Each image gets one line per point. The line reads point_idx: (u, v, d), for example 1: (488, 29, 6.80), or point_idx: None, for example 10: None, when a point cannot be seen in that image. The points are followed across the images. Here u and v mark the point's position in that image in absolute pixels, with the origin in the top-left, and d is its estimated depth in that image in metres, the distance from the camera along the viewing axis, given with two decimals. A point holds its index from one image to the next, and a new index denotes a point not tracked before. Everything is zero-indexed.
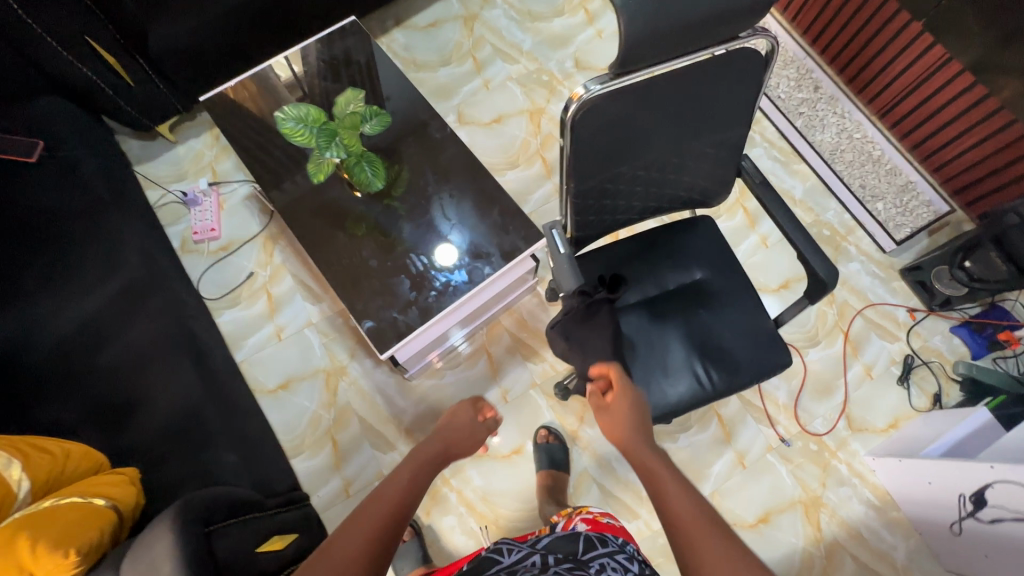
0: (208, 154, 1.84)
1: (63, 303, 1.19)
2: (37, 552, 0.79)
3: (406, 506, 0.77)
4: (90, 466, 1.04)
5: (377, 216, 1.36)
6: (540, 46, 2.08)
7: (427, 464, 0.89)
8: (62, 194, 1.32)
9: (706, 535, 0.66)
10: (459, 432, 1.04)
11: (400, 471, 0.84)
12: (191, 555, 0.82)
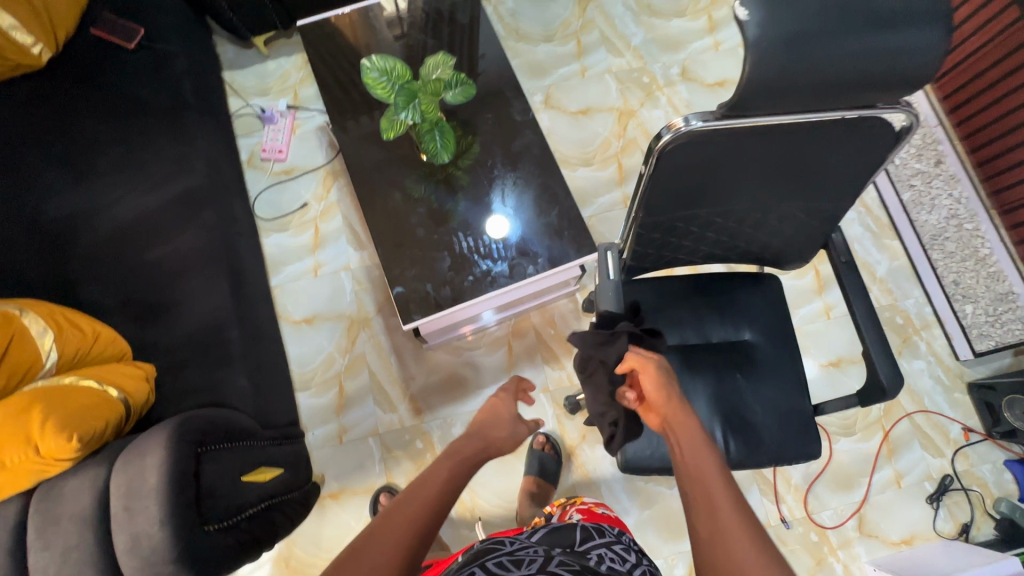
0: (294, 75, 1.85)
1: (128, 194, 1.27)
2: (45, 428, 0.83)
3: (432, 520, 0.70)
4: (115, 355, 1.09)
5: (437, 184, 1.32)
6: (650, 45, 1.95)
7: (459, 469, 0.80)
8: (150, 87, 1.37)
9: (726, 511, 0.70)
10: (497, 425, 0.95)
11: (431, 479, 0.76)
12: (177, 476, 0.83)
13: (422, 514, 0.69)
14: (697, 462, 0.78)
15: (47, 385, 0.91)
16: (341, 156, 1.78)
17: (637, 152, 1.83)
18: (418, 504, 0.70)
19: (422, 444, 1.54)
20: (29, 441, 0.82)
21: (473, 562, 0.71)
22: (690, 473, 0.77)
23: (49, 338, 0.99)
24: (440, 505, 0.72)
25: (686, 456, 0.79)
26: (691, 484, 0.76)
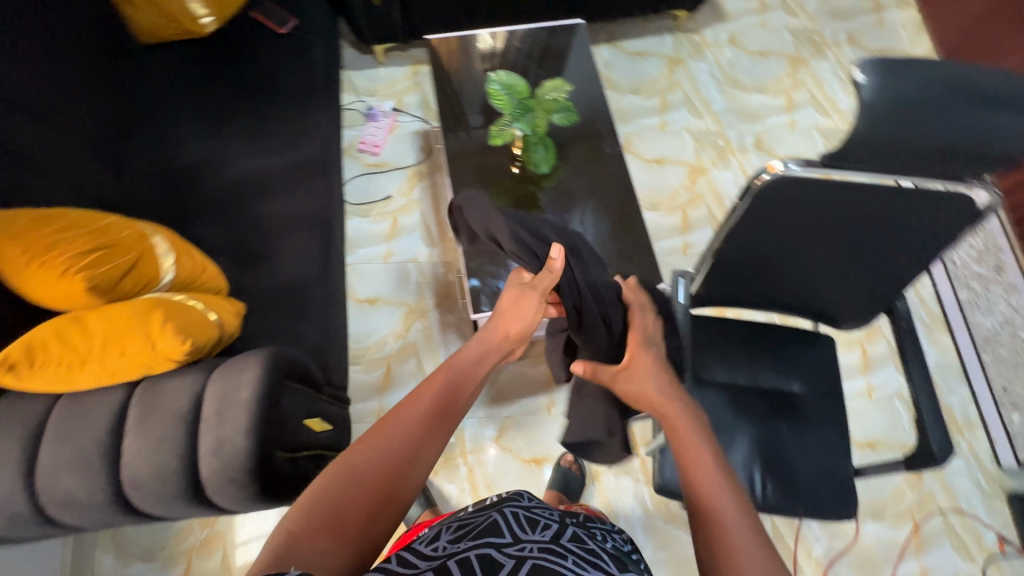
0: (402, 83, 2.04)
1: (253, 153, 1.43)
2: (164, 329, 0.92)
3: (382, 485, 0.68)
4: (217, 284, 1.19)
5: (523, 195, 1.44)
6: (729, 112, 2.08)
7: (432, 409, 0.77)
8: (291, 69, 1.55)
9: (738, 540, 0.63)
10: (490, 351, 0.92)
11: (392, 425, 0.74)
12: (267, 396, 0.92)
13: (374, 469, 0.69)
14: (703, 478, 0.70)
15: (163, 297, 1.01)
16: (430, 160, 1.93)
17: (703, 206, 1.93)
18: (371, 457, 0.70)
19: (453, 438, 1.59)
20: (148, 339, 0.91)
21: (485, 513, 0.76)
22: (695, 488, 0.70)
23: (170, 259, 1.11)
24: (399, 457, 0.71)
25: (691, 468, 0.72)
26: (695, 504, 0.68)
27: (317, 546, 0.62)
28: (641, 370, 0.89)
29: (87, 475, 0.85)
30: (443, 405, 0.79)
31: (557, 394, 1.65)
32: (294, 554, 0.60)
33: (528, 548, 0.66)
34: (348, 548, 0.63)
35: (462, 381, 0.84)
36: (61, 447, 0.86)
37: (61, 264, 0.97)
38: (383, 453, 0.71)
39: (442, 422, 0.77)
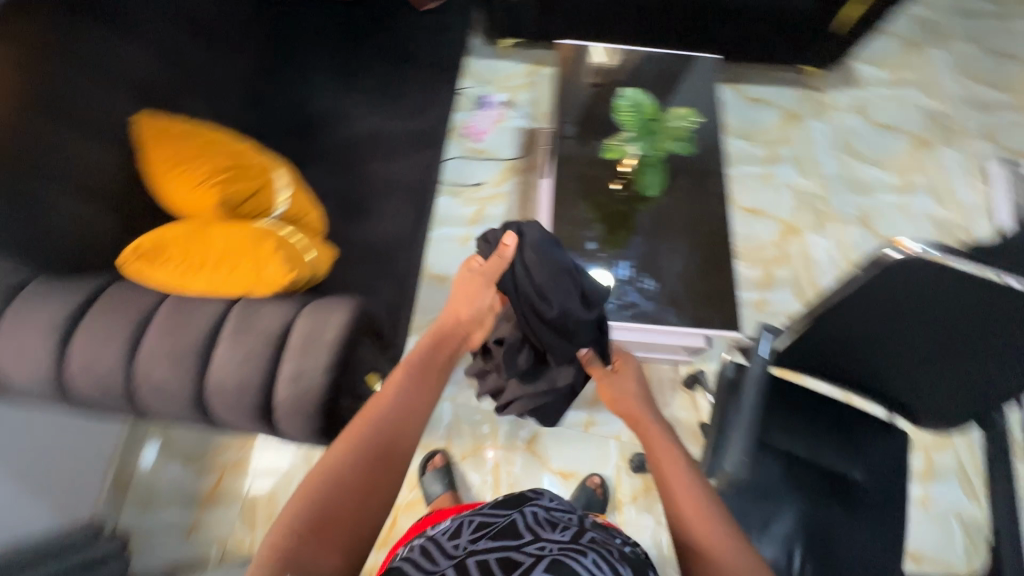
0: (518, 79, 2.08)
1: (375, 114, 1.50)
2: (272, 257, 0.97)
3: (365, 482, 0.70)
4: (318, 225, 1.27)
5: (619, 213, 1.44)
6: (838, 180, 2.00)
7: (391, 411, 0.77)
8: (428, 44, 1.62)
9: (704, 527, 0.72)
10: (439, 351, 0.91)
11: (358, 430, 0.74)
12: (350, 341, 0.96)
13: (348, 476, 0.69)
14: (678, 486, 0.78)
15: (273, 228, 1.07)
16: (528, 158, 1.96)
17: (790, 268, 1.85)
18: (343, 462, 0.70)
19: (488, 429, 1.61)
20: (264, 260, 1.00)
21: (509, 513, 0.89)
22: (672, 498, 0.77)
23: (285, 195, 1.17)
24: (370, 461, 0.72)
25: (667, 478, 0.79)
26: (670, 513, 0.76)
27: (307, 552, 0.63)
28: (628, 399, 0.99)
29: (180, 372, 0.92)
30: (407, 399, 0.80)
31: (597, 415, 1.63)
32: (282, 561, 0.62)
33: (546, 549, 0.78)
34: (339, 551, 0.65)
35: (414, 378, 0.84)
36: (162, 341, 0.93)
37: (200, 176, 1.05)
38: (354, 458, 0.71)
39: (405, 425, 0.77)
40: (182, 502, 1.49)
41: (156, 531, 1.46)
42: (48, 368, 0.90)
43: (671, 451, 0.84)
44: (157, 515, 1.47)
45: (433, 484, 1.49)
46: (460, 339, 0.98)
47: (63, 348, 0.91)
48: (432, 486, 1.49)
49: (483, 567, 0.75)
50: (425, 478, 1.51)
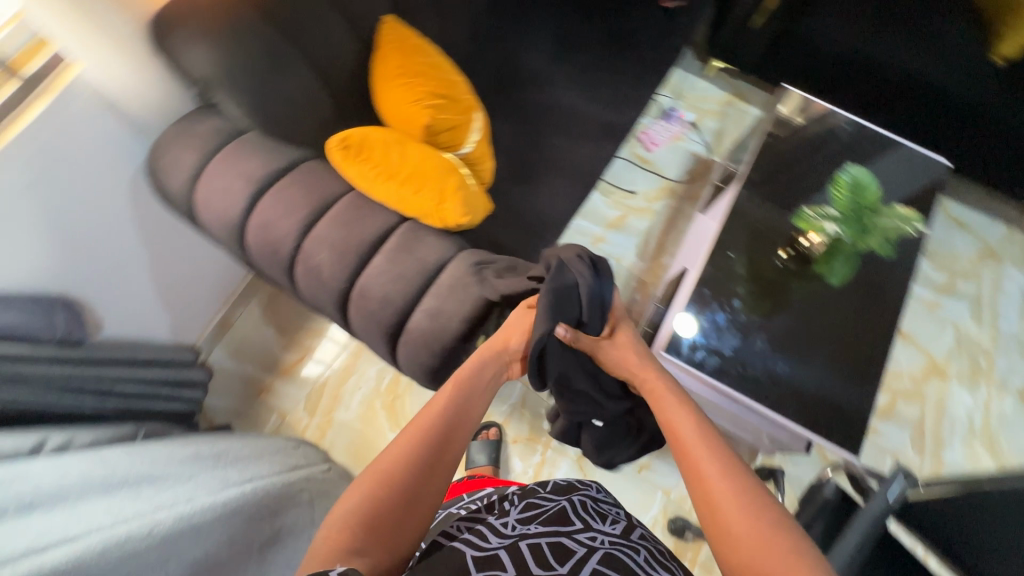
0: (710, 105, 1.98)
1: (576, 89, 1.47)
2: None
3: (414, 486, 0.67)
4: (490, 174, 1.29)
5: (776, 280, 1.34)
6: (1012, 340, 1.77)
7: (439, 416, 0.76)
8: (652, 40, 1.57)
9: (726, 497, 0.66)
10: (491, 361, 0.88)
11: (408, 431, 0.73)
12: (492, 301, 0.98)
13: (396, 471, 0.68)
14: (711, 475, 0.69)
15: (455, 165, 1.07)
16: (690, 186, 1.86)
17: (920, 408, 1.65)
18: (393, 459, 0.69)
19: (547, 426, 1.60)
20: (448, 193, 1.02)
21: (556, 497, 0.80)
22: (704, 489, 0.69)
23: (474, 137, 1.16)
24: (417, 457, 0.70)
25: (698, 470, 0.71)
26: (703, 508, 0.68)
27: (359, 543, 0.61)
28: (654, 387, 0.88)
29: (338, 264, 0.96)
30: (457, 413, 0.78)
31: (656, 462, 1.58)
32: (333, 547, 0.60)
33: (597, 539, 0.71)
34: (384, 549, 0.62)
35: (464, 387, 0.82)
36: (334, 230, 0.97)
37: (420, 93, 1.07)
38: (403, 455, 0.70)
39: (454, 433, 0.75)
40: (264, 365, 1.60)
41: (235, 379, 1.57)
42: (235, 213, 0.97)
43: (698, 439, 0.75)
44: (240, 366, 1.58)
45: (478, 452, 1.51)
46: (502, 367, 0.91)
47: (254, 201, 0.98)
48: (477, 454, 1.51)
49: (539, 554, 0.66)
50: (473, 444, 1.52)
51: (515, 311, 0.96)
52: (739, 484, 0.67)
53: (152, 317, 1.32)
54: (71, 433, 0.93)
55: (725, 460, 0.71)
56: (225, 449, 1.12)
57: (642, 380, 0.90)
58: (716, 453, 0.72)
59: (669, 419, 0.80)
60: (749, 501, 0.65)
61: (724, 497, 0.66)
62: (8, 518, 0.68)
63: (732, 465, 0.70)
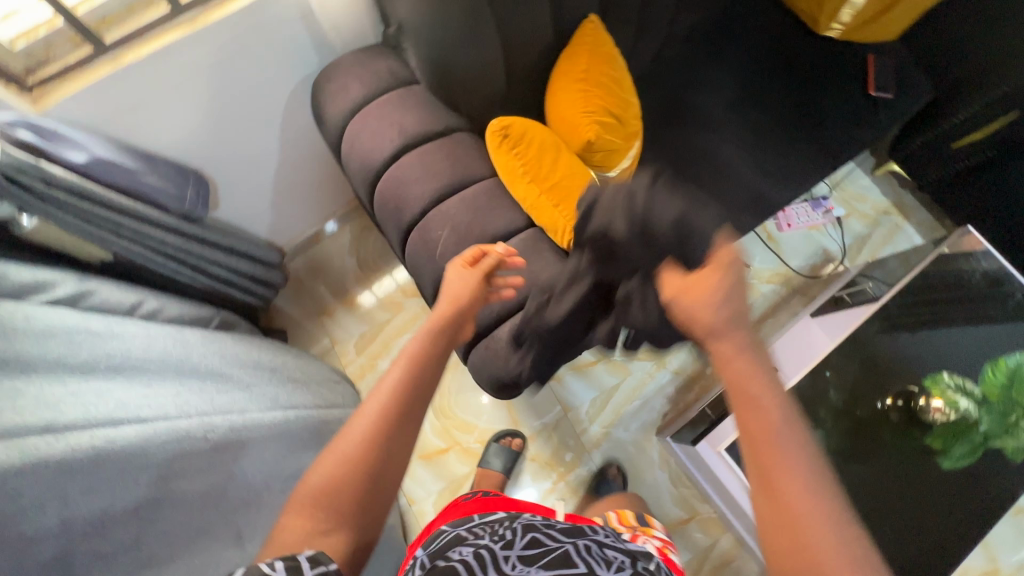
0: (866, 207, 1.76)
1: (743, 144, 1.34)
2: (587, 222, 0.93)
3: (379, 464, 0.58)
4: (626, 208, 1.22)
5: (874, 429, 1.21)
6: None
7: (405, 386, 0.62)
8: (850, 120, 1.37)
9: (828, 551, 0.46)
10: (455, 318, 0.73)
11: (368, 403, 0.60)
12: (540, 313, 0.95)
13: (360, 453, 0.57)
14: (816, 536, 0.47)
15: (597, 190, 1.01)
16: (808, 283, 1.70)
17: None
18: (353, 432, 0.58)
19: (568, 458, 1.54)
20: (585, 216, 0.94)
21: (562, 541, 0.64)
22: (804, 543, 0.47)
23: (626, 162, 1.09)
24: (383, 438, 0.58)
25: (800, 517, 0.48)
26: (800, 569, 0.47)
27: (324, 524, 0.54)
28: (739, 367, 0.56)
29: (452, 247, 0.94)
30: (422, 376, 0.64)
31: None
32: (302, 530, 0.54)
33: None
34: (350, 525, 0.56)
35: (432, 348, 0.67)
36: (460, 213, 0.95)
37: (593, 106, 1.02)
38: (368, 432, 0.58)
39: (419, 399, 0.63)
40: (333, 289, 1.61)
41: (303, 293, 1.60)
42: (376, 160, 0.96)
43: (803, 467, 0.50)
44: (313, 282, 1.61)
45: (495, 457, 1.47)
46: (465, 324, 0.75)
47: (398, 155, 0.97)
48: (494, 459, 1.47)
49: None
50: (492, 447, 1.49)
51: (450, 272, 0.79)
52: (849, 550, 0.47)
53: (258, 213, 1.35)
54: (163, 302, 0.98)
55: (833, 508, 0.49)
56: (279, 364, 1.14)
57: (713, 344, 0.58)
58: (822, 492, 0.49)
59: (757, 422, 0.53)
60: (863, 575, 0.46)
61: (822, 547, 0.47)
62: (97, 375, 0.71)
63: (840, 515, 0.48)
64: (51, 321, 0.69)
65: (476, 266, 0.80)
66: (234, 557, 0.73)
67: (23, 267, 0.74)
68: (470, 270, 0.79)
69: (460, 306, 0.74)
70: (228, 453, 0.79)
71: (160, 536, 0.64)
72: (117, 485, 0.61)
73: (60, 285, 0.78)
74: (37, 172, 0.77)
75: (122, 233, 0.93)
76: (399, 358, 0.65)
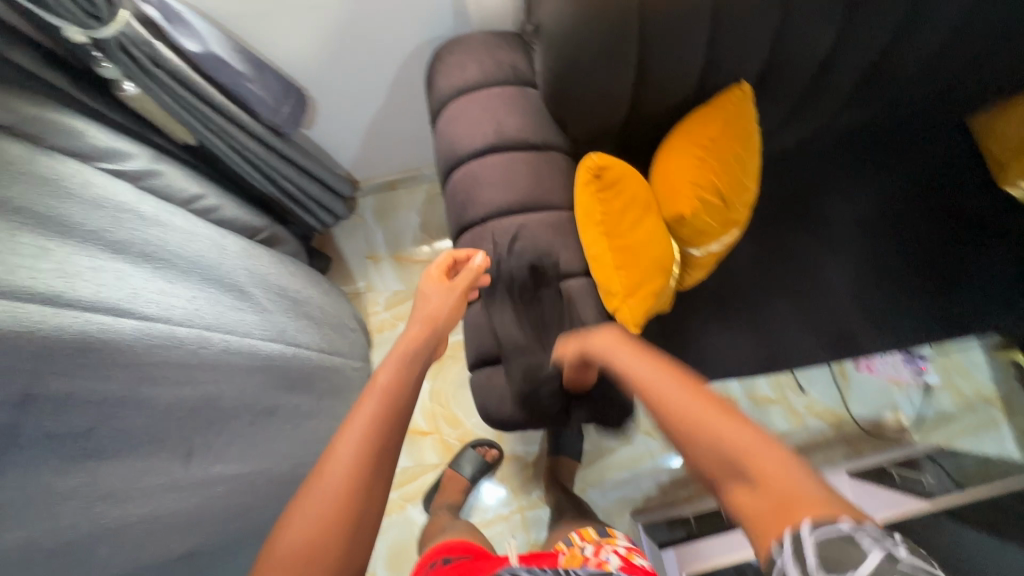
0: (965, 385, 1.53)
1: (853, 272, 1.17)
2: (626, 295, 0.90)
3: (355, 526, 0.48)
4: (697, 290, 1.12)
5: None
6: None
7: (383, 428, 0.53)
8: (992, 293, 1.15)
9: (719, 425, 0.48)
10: (425, 335, 0.67)
11: (343, 443, 0.51)
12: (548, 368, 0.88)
13: (339, 509, 0.48)
14: (704, 432, 0.48)
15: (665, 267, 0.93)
16: (864, 439, 1.49)
17: None
18: (336, 477, 0.49)
19: (535, 495, 1.48)
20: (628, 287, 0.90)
21: None
22: (692, 413, 0.50)
23: (713, 246, 0.99)
24: (365, 491, 0.49)
25: (695, 420, 0.49)
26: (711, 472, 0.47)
27: None
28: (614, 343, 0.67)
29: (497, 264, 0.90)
30: (403, 407, 0.56)
31: None
32: None
33: None
34: None
35: (410, 376, 0.59)
36: (520, 235, 0.91)
37: (707, 179, 0.92)
38: (354, 479, 0.49)
39: (397, 435, 0.54)
40: (388, 239, 1.61)
41: (361, 231, 1.62)
42: (462, 149, 0.93)
43: (667, 379, 0.55)
44: (374, 225, 1.62)
45: (466, 463, 1.43)
46: (434, 341, 0.69)
47: (484, 153, 0.93)
48: (465, 464, 1.43)
49: None
50: (466, 452, 1.45)
51: (427, 285, 0.79)
52: (744, 433, 0.47)
53: (345, 145, 1.36)
54: (222, 202, 1.01)
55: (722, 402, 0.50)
56: (306, 297, 1.16)
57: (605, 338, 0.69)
58: (699, 393, 0.51)
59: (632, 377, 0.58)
60: (758, 444, 0.46)
61: (716, 421, 0.48)
62: (126, 257, 0.73)
63: (728, 410, 0.49)
64: (104, 193, 0.72)
65: (451, 279, 0.81)
66: (173, 474, 0.74)
67: (100, 131, 0.79)
68: (444, 282, 0.80)
69: (428, 327, 0.69)
70: (210, 372, 0.80)
71: (112, 434, 0.65)
72: (91, 373, 0.62)
73: (131, 157, 0.83)
74: (148, 49, 0.80)
75: (210, 126, 0.94)
76: (374, 390, 0.56)
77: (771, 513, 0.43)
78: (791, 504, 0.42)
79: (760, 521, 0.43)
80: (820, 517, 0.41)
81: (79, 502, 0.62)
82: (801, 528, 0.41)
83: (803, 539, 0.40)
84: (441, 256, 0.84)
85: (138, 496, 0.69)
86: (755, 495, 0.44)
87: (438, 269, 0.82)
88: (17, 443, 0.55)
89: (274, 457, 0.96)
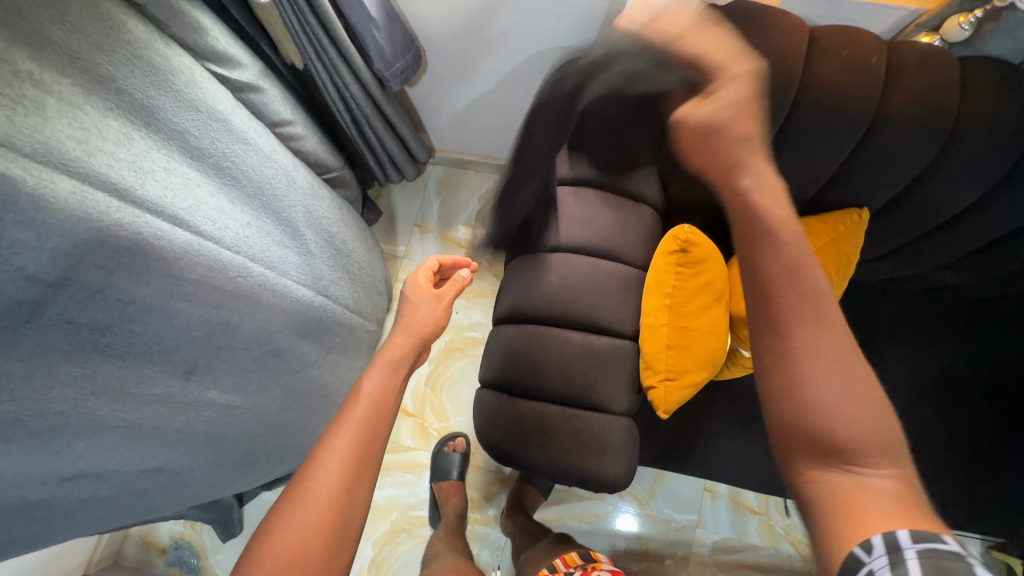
0: None
1: (892, 425, 1.11)
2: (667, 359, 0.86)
3: (332, 523, 0.54)
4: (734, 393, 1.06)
5: None
6: None
7: (362, 447, 0.59)
8: None
9: (846, 400, 0.49)
10: (404, 348, 0.71)
11: (331, 452, 0.58)
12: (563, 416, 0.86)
13: (325, 521, 0.54)
14: (838, 400, 0.49)
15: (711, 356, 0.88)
16: None
17: None
18: (320, 478, 0.56)
19: (495, 511, 1.46)
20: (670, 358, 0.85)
21: None
22: (825, 389, 0.50)
23: None
24: (345, 498, 0.56)
25: (826, 393, 0.50)
26: (820, 429, 0.49)
27: None
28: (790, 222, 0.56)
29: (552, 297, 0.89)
30: (377, 416, 0.62)
31: None
32: None
33: None
34: None
35: (392, 390, 0.65)
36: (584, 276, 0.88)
37: None
38: (333, 483, 0.56)
39: (370, 444, 0.60)
40: (442, 214, 1.58)
41: (419, 197, 1.59)
42: (559, 171, 0.90)
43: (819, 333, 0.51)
44: (433, 196, 1.59)
45: (448, 465, 1.40)
46: (411, 355, 0.72)
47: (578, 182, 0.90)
48: (451, 468, 1.40)
49: None
50: (442, 449, 1.44)
51: (414, 297, 0.80)
52: (863, 415, 0.49)
53: (440, 114, 1.34)
54: (307, 133, 0.99)
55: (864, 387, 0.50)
56: (350, 251, 1.14)
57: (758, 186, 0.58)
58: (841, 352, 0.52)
59: (773, 300, 0.53)
60: (874, 441, 0.48)
61: (854, 397, 0.50)
62: (200, 166, 0.72)
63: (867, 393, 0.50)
64: (202, 97, 0.72)
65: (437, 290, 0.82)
66: (169, 389, 0.72)
67: (223, 33, 0.76)
68: (430, 292, 0.80)
69: (411, 339, 0.73)
70: (239, 302, 0.78)
71: (126, 337, 0.63)
72: (130, 274, 0.60)
73: (240, 67, 0.80)
74: None
75: (321, 57, 0.91)
76: (358, 402, 0.63)
77: (869, 514, 0.45)
78: (889, 513, 0.45)
79: (862, 518, 0.45)
80: (931, 532, 0.43)
81: (72, 393, 0.59)
82: (902, 539, 0.42)
83: (905, 551, 0.42)
84: (428, 261, 0.86)
85: (128, 402, 0.67)
86: (848, 474, 0.48)
87: (424, 278, 0.83)
88: (35, 320, 0.53)
89: (265, 398, 0.94)
